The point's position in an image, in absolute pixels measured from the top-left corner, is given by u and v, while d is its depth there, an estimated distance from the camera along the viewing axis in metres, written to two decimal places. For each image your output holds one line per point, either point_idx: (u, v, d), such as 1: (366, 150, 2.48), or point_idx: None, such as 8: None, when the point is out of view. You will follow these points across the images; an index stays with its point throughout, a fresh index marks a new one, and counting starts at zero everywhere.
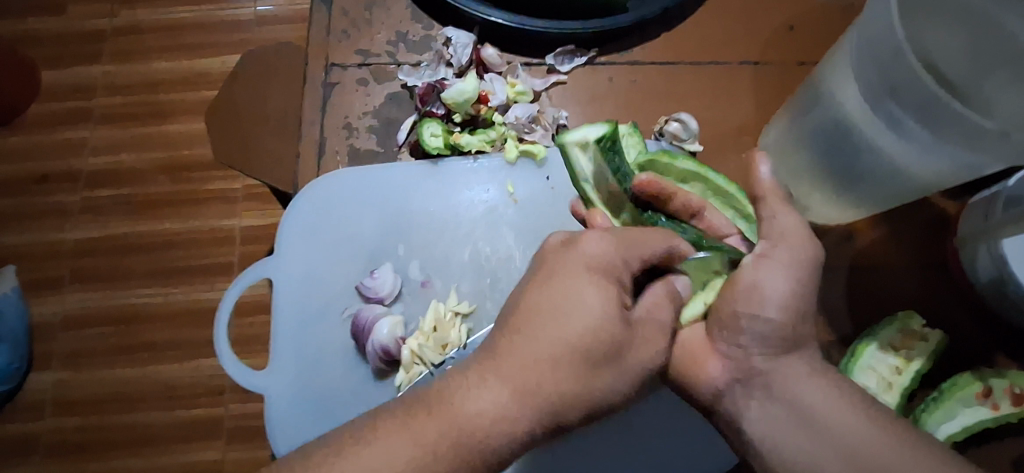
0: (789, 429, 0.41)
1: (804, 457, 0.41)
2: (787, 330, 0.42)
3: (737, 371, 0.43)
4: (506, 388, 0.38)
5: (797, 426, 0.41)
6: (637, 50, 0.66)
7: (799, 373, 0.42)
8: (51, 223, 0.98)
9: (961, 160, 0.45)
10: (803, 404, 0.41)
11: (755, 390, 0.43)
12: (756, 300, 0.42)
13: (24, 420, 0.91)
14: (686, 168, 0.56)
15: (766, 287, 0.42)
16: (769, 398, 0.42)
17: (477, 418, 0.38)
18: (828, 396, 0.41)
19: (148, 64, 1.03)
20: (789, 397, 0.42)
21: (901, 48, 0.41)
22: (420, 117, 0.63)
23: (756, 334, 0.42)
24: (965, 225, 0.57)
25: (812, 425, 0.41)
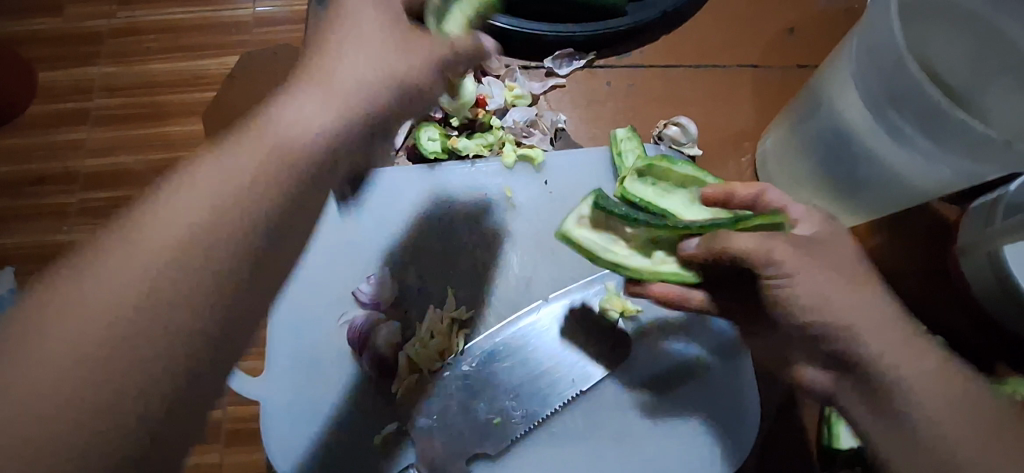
0: (904, 411, 0.41)
1: (905, 434, 0.41)
2: (866, 308, 0.42)
3: (845, 356, 0.42)
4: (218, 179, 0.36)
5: (905, 409, 0.41)
6: (636, 53, 0.65)
7: (919, 352, 0.41)
8: (47, 224, 0.97)
9: (964, 170, 0.44)
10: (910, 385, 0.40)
11: (870, 370, 0.41)
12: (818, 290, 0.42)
13: None
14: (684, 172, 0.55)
15: (805, 274, 0.42)
16: (881, 379, 0.41)
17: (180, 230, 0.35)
18: (939, 380, 0.41)
19: (145, 64, 1.03)
20: (904, 379, 0.41)
21: (902, 58, 0.41)
22: (417, 120, 0.61)
23: (851, 309, 0.42)
24: (966, 231, 0.57)
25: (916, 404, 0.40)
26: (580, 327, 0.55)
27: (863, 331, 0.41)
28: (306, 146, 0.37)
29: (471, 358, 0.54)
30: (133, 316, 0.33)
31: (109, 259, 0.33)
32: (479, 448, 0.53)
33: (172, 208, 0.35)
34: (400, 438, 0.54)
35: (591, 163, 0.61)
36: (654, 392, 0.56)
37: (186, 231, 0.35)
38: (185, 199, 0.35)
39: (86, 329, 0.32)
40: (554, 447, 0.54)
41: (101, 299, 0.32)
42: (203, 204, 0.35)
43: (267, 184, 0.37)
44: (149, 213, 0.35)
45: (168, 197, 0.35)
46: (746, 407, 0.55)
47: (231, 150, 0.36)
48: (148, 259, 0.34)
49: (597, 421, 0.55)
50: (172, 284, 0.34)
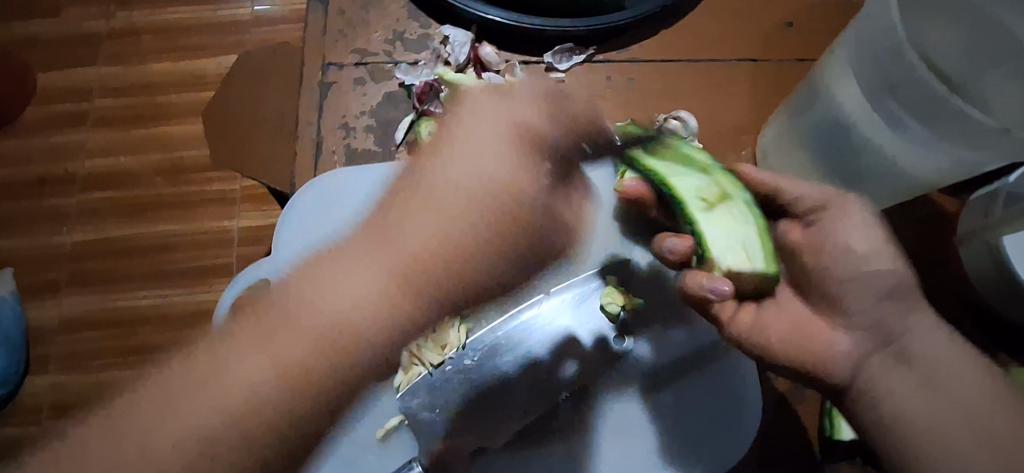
0: (927, 397, 0.40)
1: (936, 425, 0.39)
2: (896, 281, 0.42)
3: (871, 337, 0.41)
4: (367, 264, 0.37)
5: (932, 393, 0.40)
6: (636, 48, 0.65)
7: (932, 334, 0.41)
8: (48, 225, 0.97)
9: (963, 159, 0.44)
10: (932, 367, 0.41)
11: (890, 355, 0.41)
12: (857, 259, 0.42)
13: (21, 424, 0.91)
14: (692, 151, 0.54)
15: (858, 245, 0.43)
16: (901, 364, 0.41)
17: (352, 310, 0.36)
18: (958, 363, 0.41)
19: (144, 64, 1.03)
20: (925, 363, 0.41)
21: (901, 46, 0.42)
22: (417, 117, 0.62)
23: (883, 292, 0.42)
24: (964, 222, 0.58)
25: (939, 386, 0.40)
26: (574, 320, 0.56)
27: (891, 300, 0.42)
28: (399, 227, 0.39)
29: (473, 352, 0.55)
30: (248, 392, 0.35)
31: (292, 335, 0.36)
32: (483, 440, 0.53)
33: (342, 281, 0.37)
34: (405, 432, 0.54)
35: None
36: (656, 385, 0.56)
37: (357, 305, 0.36)
38: (380, 271, 0.37)
39: (215, 410, 0.35)
40: (557, 441, 0.54)
41: (242, 377, 0.35)
42: (319, 296, 0.36)
43: (394, 298, 0.37)
44: (296, 292, 0.37)
45: (261, 317, 0.37)
46: (750, 399, 0.55)
47: (339, 256, 0.38)
48: (371, 308, 0.37)
49: (601, 414, 0.55)
50: (283, 367, 0.36)
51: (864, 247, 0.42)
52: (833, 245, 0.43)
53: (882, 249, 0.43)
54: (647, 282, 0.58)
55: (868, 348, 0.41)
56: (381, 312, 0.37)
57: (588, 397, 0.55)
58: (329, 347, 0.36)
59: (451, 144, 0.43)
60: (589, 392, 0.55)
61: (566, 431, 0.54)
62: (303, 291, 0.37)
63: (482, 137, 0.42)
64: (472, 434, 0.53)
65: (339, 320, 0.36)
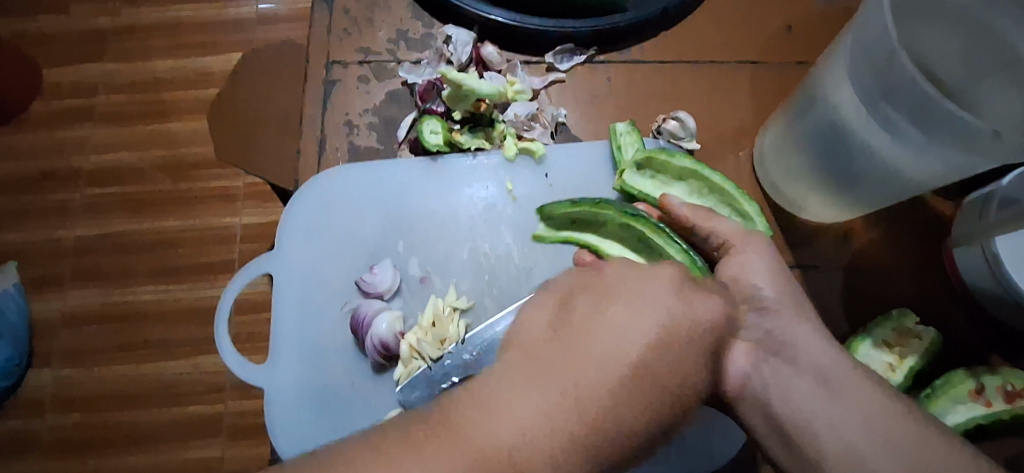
0: (822, 405, 0.43)
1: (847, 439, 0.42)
2: (783, 299, 0.47)
3: (758, 350, 0.45)
4: (532, 392, 0.36)
5: (822, 396, 0.44)
6: (636, 50, 0.66)
7: (811, 342, 0.46)
8: (51, 220, 0.98)
9: (956, 162, 0.45)
10: (824, 372, 0.44)
11: (776, 366, 0.45)
12: (751, 283, 0.47)
13: (23, 417, 0.92)
14: (683, 166, 0.57)
15: (752, 273, 0.47)
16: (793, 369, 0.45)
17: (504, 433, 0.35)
18: (838, 367, 0.45)
19: (148, 62, 1.04)
20: (805, 369, 0.45)
21: (895, 52, 0.42)
22: (420, 115, 0.63)
23: (767, 305, 0.46)
24: (960, 225, 0.58)
25: (831, 388, 0.44)
26: None
27: (779, 310, 0.46)
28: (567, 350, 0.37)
29: (472, 347, 0.54)
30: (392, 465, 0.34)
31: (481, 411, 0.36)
32: None
33: (523, 352, 0.37)
34: None
35: (592, 157, 0.61)
36: None
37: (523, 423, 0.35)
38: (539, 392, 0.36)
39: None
40: None
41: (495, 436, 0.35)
42: (504, 422, 0.35)
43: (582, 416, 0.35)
44: (464, 417, 0.35)
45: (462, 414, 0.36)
46: None
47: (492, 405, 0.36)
48: (541, 431, 0.35)
49: None
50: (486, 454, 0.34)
51: (753, 270, 0.47)
52: (742, 271, 0.47)
53: (773, 274, 0.48)
54: None
55: (760, 360, 0.45)
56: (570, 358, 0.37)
57: None
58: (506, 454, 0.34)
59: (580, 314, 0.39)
60: None
61: None
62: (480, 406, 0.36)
63: (643, 292, 0.39)
64: None
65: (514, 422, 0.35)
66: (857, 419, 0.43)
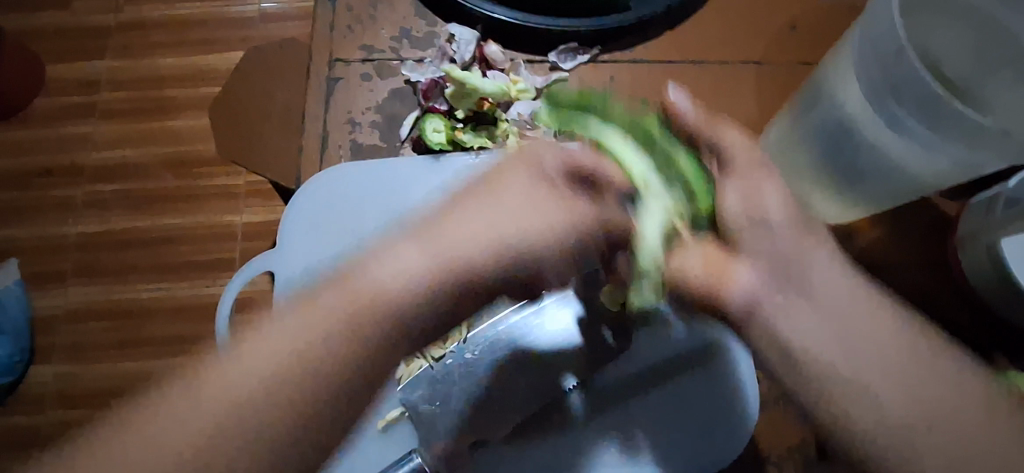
0: (839, 349, 0.42)
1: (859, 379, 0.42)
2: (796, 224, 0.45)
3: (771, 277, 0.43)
4: (414, 255, 0.41)
5: (830, 332, 0.42)
6: (640, 49, 0.66)
7: (840, 279, 0.44)
8: (53, 217, 0.98)
9: (963, 158, 0.45)
10: (839, 304, 0.43)
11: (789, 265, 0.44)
12: (761, 204, 0.45)
13: (24, 413, 0.92)
14: None
15: (774, 207, 0.45)
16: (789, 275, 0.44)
17: (387, 280, 0.40)
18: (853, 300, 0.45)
19: (149, 59, 1.03)
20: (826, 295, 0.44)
21: (903, 48, 0.42)
22: (423, 113, 0.63)
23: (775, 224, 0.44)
24: (964, 225, 0.58)
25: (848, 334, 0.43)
26: (562, 323, 0.56)
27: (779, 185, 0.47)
28: (382, 265, 0.41)
29: (474, 346, 0.56)
30: (316, 346, 0.39)
31: (346, 298, 0.40)
32: (481, 433, 0.53)
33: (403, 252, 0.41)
34: (405, 423, 0.54)
35: None
36: (651, 383, 0.55)
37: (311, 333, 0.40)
38: (417, 257, 0.41)
39: (292, 345, 0.39)
40: (553, 437, 0.53)
41: (389, 277, 0.41)
42: (381, 277, 0.40)
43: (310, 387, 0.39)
44: (358, 277, 0.41)
45: (313, 302, 0.41)
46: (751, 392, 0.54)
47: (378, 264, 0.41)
48: (322, 330, 0.39)
49: (603, 409, 0.54)
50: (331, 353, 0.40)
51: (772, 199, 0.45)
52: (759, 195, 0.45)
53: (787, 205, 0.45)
54: None
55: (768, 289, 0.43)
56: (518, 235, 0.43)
57: (590, 389, 0.55)
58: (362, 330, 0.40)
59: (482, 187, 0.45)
60: (591, 383, 0.55)
61: (562, 424, 0.54)
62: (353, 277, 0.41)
63: (513, 204, 0.43)
64: (469, 427, 0.53)
65: (381, 297, 0.40)
66: (879, 364, 0.42)
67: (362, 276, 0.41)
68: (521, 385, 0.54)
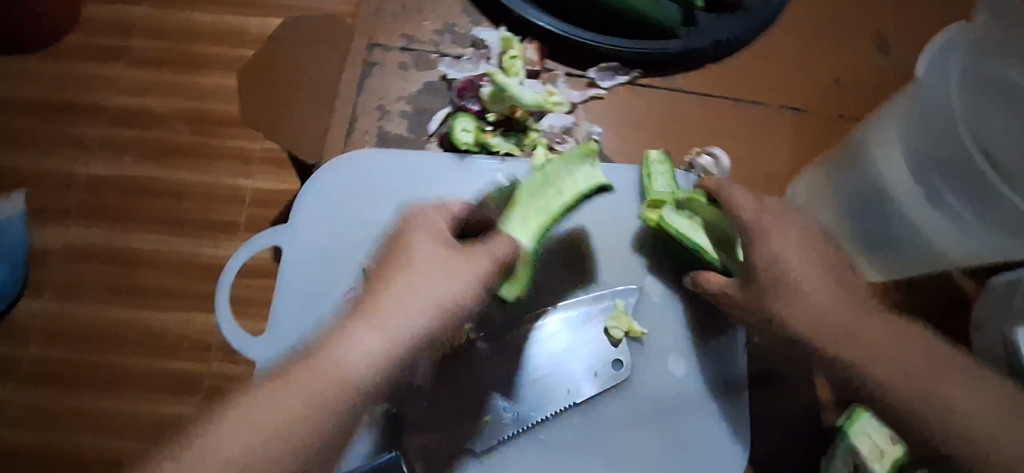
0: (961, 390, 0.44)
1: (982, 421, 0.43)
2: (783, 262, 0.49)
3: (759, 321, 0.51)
4: (427, 288, 0.44)
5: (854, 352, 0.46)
6: (681, 78, 0.65)
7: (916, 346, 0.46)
8: (66, 154, 0.95)
9: (999, 246, 0.45)
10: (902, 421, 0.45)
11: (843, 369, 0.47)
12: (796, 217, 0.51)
13: (13, 340, 0.89)
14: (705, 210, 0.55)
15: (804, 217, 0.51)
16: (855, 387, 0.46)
17: (362, 354, 0.42)
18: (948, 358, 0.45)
19: (190, 14, 1.01)
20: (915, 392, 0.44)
21: (956, 121, 0.42)
22: (454, 110, 0.62)
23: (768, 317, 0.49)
24: (983, 307, 0.57)
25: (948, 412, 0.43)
26: (564, 344, 0.54)
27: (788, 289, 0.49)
28: (338, 350, 0.42)
29: (471, 354, 0.54)
30: (285, 433, 0.41)
31: (299, 395, 0.41)
32: (465, 441, 0.53)
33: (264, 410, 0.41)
34: (387, 423, 0.53)
35: (623, 180, 0.60)
36: (642, 418, 0.55)
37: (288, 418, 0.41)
38: (365, 333, 0.42)
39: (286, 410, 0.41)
40: (538, 456, 0.54)
41: (355, 361, 0.42)
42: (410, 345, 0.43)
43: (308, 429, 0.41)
44: (313, 366, 0.42)
45: (287, 380, 0.42)
46: (736, 438, 0.55)
47: (345, 343, 0.42)
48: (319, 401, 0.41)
49: (592, 434, 0.55)
50: (289, 437, 0.41)
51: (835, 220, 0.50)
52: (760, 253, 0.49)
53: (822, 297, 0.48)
54: (654, 312, 0.58)
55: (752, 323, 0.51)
56: (418, 317, 0.43)
57: (585, 410, 0.55)
58: (320, 415, 0.41)
59: (398, 264, 0.44)
60: (585, 407, 0.55)
61: (547, 443, 0.54)
62: (342, 346, 0.42)
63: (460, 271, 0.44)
64: (453, 435, 0.52)
65: (332, 389, 0.41)
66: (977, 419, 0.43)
67: (309, 365, 0.42)
68: (516, 398, 0.53)
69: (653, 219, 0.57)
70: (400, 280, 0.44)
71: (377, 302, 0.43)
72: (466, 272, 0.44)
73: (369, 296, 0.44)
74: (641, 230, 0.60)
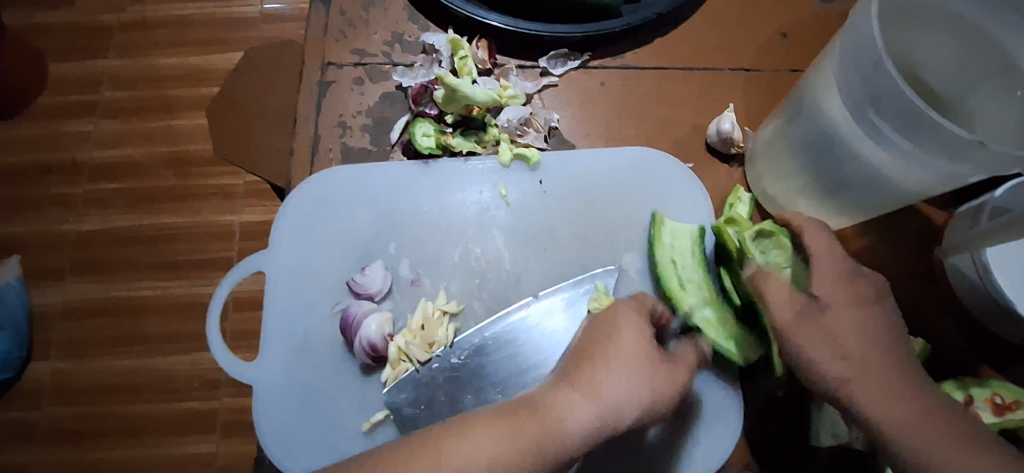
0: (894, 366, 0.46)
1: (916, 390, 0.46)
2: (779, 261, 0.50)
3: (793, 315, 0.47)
4: (585, 410, 0.43)
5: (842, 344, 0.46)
6: (630, 55, 0.66)
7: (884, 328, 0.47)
8: (54, 214, 0.94)
9: (945, 171, 0.44)
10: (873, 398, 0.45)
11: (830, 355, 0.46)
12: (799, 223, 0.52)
13: (28, 402, 0.88)
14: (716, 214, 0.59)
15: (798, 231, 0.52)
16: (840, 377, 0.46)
17: (567, 425, 0.43)
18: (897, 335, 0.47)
19: (153, 59, 1.00)
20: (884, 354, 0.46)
21: (883, 60, 0.41)
22: (413, 117, 0.63)
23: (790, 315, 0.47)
24: (952, 234, 0.58)
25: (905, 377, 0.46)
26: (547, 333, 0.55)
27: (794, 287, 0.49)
28: (554, 418, 0.43)
29: (460, 351, 0.55)
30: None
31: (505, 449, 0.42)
32: None
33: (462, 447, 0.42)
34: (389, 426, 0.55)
35: (586, 165, 0.62)
36: None
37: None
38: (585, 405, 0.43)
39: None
40: None
41: (572, 430, 0.43)
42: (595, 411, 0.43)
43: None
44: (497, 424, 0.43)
45: (468, 437, 0.43)
46: (726, 399, 0.56)
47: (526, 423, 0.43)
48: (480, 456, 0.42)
49: None
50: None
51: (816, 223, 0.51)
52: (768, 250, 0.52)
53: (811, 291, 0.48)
54: (633, 288, 0.59)
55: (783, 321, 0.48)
56: (626, 398, 0.44)
57: None
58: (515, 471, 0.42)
59: (603, 345, 0.46)
60: None
61: None
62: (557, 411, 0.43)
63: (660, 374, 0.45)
64: None
65: (537, 445, 0.42)
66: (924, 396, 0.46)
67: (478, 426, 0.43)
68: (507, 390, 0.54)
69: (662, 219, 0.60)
70: (609, 365, 0.45)
71: (566, 388, 0.45)
72: (661, 381, 0.45)
73: (582, 370, 0.45)
74: (610, 210, 0.61)
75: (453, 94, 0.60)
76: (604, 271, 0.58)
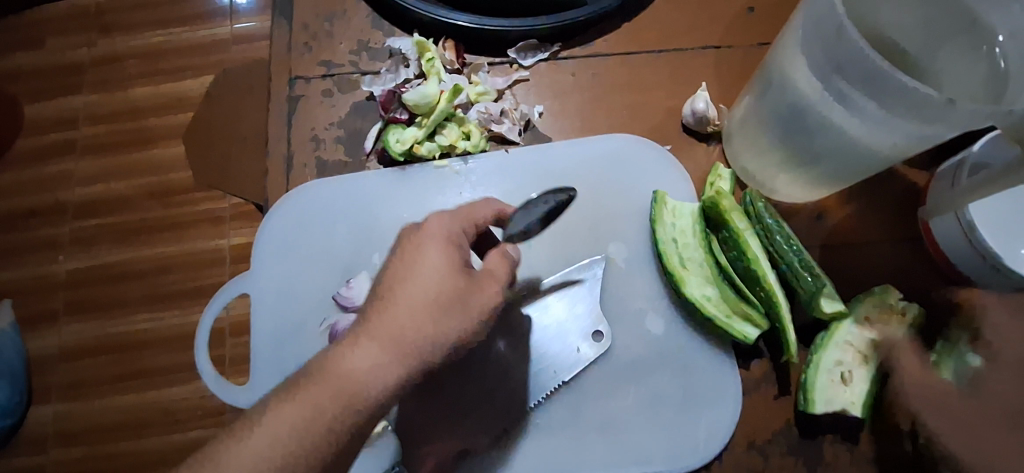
0: None
1: None
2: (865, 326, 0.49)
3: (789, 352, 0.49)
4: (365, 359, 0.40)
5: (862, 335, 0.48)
6: (598, 43, 0.66)
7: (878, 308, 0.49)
8: (41, 256, 0.92)
9: (916, 133, 0.44)
10: None
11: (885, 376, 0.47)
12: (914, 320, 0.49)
13: (25, 453, 0.86)
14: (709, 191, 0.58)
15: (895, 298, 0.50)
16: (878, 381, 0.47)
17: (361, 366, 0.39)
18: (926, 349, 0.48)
19: (126, 90, 0.98)
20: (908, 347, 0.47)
21: (844, 27, 0.41)
22: (385, 124, 0.62)
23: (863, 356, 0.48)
24: (934, 193, 0.57)
25: None
26: (540, 327, 0.55)
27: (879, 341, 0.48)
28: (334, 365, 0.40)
29: None
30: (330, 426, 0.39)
31: (329, 392, 0.39)
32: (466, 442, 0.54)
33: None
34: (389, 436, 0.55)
35: (562, 158, 0.62)
36: (629, 380, 0.56)
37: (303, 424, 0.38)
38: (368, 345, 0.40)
39: (291, 424, 0.38)
40: (538, 438, 0.55)
41: (353, 369, 0.39)
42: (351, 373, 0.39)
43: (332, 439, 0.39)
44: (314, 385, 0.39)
45: (305, 389, 0.39)
46: (725, 379, 0.56)
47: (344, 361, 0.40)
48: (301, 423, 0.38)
49: (587, 404, 0.56)
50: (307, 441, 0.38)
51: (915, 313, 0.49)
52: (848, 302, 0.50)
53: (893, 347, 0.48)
54: (621, 277, 0.59)
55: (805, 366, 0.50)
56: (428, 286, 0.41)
57: (576, 385, 0.56)
58: (343, 412, 0.39)
59: (394, 282, 0.42)
60: (576, 381, 0.56)
61: (544, 425, 0.55)
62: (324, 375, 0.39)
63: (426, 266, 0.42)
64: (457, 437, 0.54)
65: (349, 395, 0.39)
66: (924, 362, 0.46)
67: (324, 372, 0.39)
68: (505, 388, 0.54)
69: (659, 199, 0.58)
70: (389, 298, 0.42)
71: (383, 310, 0.41)
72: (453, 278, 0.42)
73: (375, 300, 0.42)
74: (589, 201, 0.61)
75: (427, 102, 0.60)
76: (590, 262, 0.58)
